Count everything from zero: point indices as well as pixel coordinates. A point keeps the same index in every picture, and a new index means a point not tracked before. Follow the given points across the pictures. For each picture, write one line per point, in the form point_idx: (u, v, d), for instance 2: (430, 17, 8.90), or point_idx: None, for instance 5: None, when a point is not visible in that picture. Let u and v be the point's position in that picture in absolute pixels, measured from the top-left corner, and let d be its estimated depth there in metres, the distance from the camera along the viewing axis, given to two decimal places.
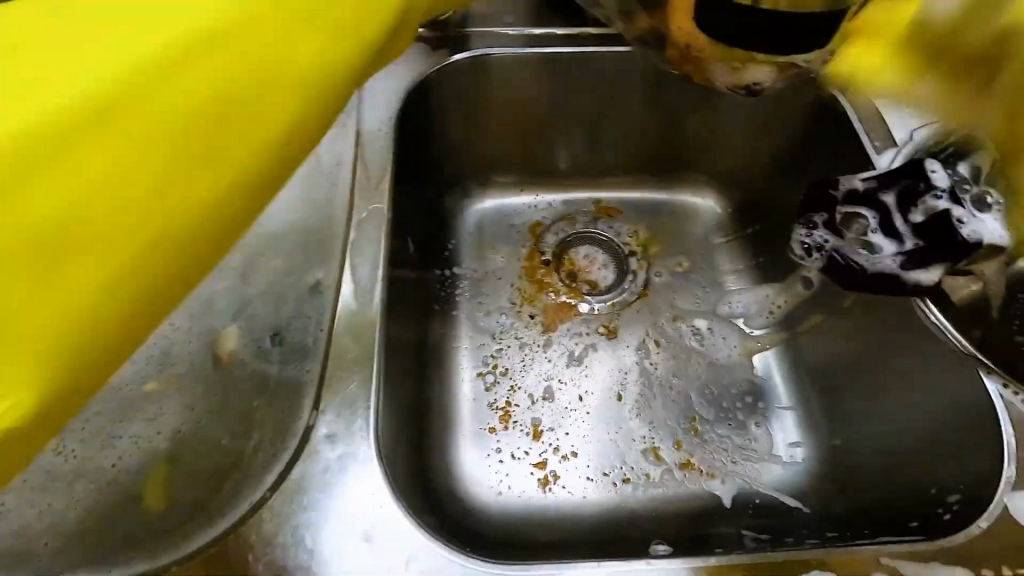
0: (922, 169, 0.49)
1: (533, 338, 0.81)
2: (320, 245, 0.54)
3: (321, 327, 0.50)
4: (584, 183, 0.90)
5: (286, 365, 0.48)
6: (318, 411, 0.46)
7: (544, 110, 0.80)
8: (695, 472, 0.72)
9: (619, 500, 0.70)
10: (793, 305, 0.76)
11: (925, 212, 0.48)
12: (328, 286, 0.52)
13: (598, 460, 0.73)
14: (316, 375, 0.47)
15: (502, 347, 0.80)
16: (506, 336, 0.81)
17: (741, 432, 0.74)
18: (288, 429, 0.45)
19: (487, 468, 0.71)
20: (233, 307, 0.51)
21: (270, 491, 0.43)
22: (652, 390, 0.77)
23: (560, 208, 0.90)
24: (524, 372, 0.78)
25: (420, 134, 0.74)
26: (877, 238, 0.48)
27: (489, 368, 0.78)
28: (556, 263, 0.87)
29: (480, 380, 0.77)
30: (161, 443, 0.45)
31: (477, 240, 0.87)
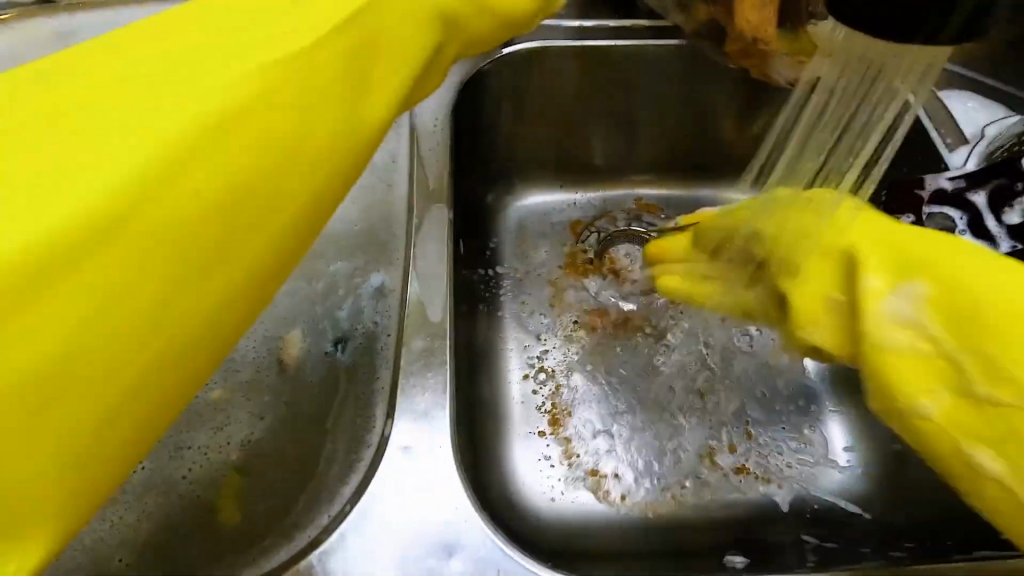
0: (1017, 170, 0.48)
1: (578, 340, 0.79)
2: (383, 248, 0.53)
3: (390, 332, 0.48)
4: (627, 180, 0.87)
5: (356, 372, 0.47)
6: (391, 421, 0.44)
7: (591, 106, 0.78)
8: (750, 477, 0.70)
9: (674, 506, 0.69)
10: None
11: (1020, 215, 0.46)
12: (394, 290, 0.50)
13: (651, 465, 0.71)
14: (387, 383, 0.46)
15: (547, 349, 0.78)
16: (551, 337, 0.79)
17: (796, 436, 0.72)
18: (362, 440, 0.44)
19: (539, 474, 0.70)
20: (297, 312, 0.50)
21: (348, 505, 0.41)
22: (704, 394, 0.75)
23: (602, 206, 0.88)
24: (572, 375, 0.77)
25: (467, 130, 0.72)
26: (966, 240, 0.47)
27: (535, 371, 0.76)
28: (599, 262, 0.85)
29: (527, 383, 0.75)
30: (232, 454, 0.43)
31: (518, 239, 0.85)
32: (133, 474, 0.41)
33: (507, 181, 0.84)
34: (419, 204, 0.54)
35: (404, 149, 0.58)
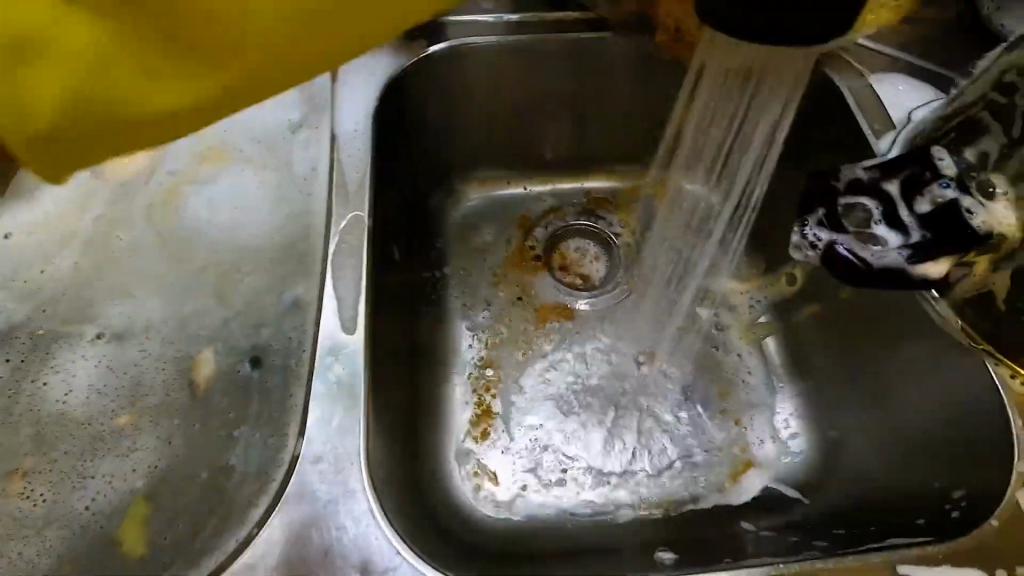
0: (929, 156, 0.48)
1: (526, 340, 0.79)
2: (300, 259, 0.52)
3: (304, 347, 0.47)
4: (574, 174, 0.86)
5: (269, 391, 0.46)
6: (302, 439, 0.43)
7: (528, 102, 0.77)
8: (696, 468, 0.70)
9: (619, 502, 0.69)
10: (791, 293, 0.74)
11: (931, 202, 0.46)
12: (310, 304, 0.49)
13: (597, 462, 0.71)
14: (300, 402, 0.45)
15: (493, 349, 0.77)
16: (497, 337, 0.78)
17: (742, 426, 0.72)
18: (274, 459, 0.43)
19: (483, 477, 0.70)
20: (208, 331, 0.48)
21: (256, 528, 0.40)
22: (651, 388, 0.75)
23: (548, 201, 0.87)
24: (519, 374, 0.76)
25: (397, 132, 0.70)
26: (881, 230, 0.47)
27: (480, 372, 0.76)
28: (545, 259, 0.84)
29: (472, 386, 0.75)
30: (137, 482, 0.42)
31: (463, 239, 0.84)
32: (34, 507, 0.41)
33: (449, 181, 0.83)
34: (336, 213, 0.53)
35: (325, 156, 0.57)
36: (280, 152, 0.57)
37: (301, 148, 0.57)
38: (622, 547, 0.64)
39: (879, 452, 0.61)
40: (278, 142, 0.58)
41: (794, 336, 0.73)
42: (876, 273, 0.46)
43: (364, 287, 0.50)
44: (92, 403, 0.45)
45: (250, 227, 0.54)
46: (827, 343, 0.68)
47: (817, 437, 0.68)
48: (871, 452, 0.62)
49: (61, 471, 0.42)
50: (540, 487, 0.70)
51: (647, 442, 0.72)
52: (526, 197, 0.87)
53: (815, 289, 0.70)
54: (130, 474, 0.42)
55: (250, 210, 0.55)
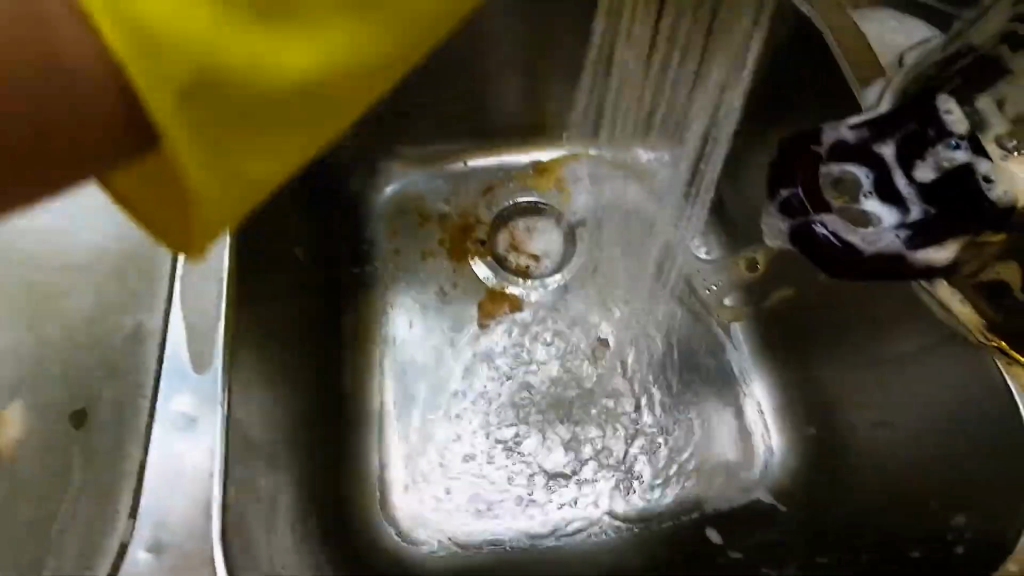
0: (931, 109, 0.37)
1: (467, 340, 0.68)
2: (141, 275, 0.40)
3: (143, 392, 0.36)
4: (520, 142, 0.73)
5: (94, 456, 0.35)
6: (136, 520, 0.33)
7: (454, 60, 0.64)
8: (660, 476, 0.62)
9: (572, 521, 0.61)
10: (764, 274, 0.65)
11: (935, 168, 0.36)
12: (152, 335, 0.38)
13: (548, 476, 0.63)
14: (134, 468, 0.35)
15: (429, 352, 0.67)
16: (433, 337, 0.68)
17: (712, 426, 0.63)
18: (96, 548, 0.33)
19: (419, 502, 0.61)
20: (16, 378, 0.37)
21: None
22: (610, 387, 0.66)
23: (490, 177, 0.74)
24: (461, 380, 0.66)
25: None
26: (871, 205, 0.36)
27: (413, 379, 0.66)
28: (488, 244, 0.73)
29: (404, 397, 0.65)
30: None
31: (393, 224, 0.72)
32: None
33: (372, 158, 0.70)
34: None
35: None
36: None
37: None
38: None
39: (862, 455, 0.53)
40: None
41: (766, 321, 0.65)
42: (865, 260, 0.37)
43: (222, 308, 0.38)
44: None
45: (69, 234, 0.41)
46: (802, 330, 0.60)
47: (793, 435, 0.61)
48: (852, 454, 0.54)
49: None
50: (490, 508, 0.61)
51: (609, 449, 0.63)
52: (466, 172, 0.74)
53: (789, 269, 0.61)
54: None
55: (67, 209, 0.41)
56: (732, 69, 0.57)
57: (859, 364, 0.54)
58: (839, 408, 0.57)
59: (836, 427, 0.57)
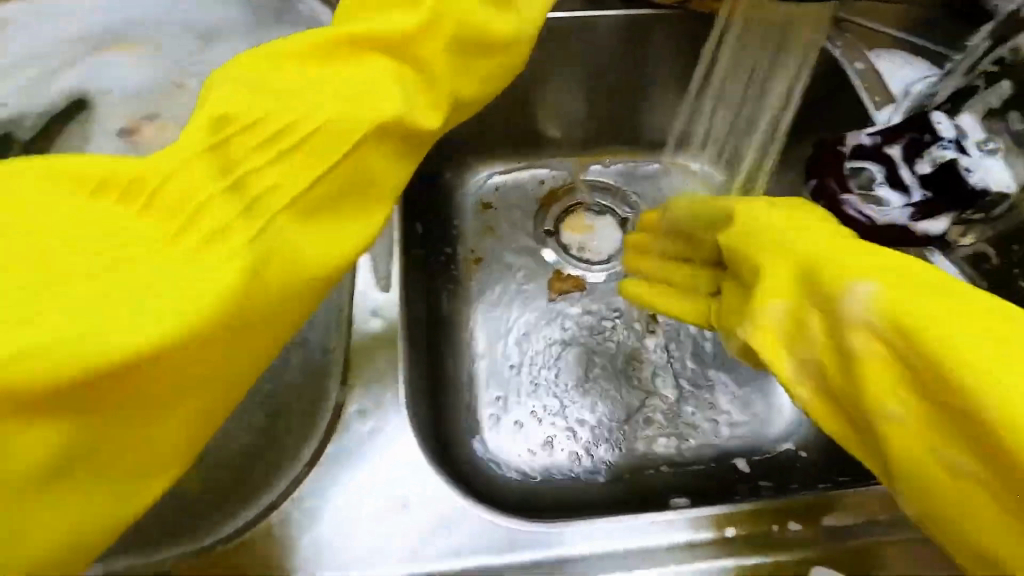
0: (928, 121, 0.50)
1: (541, 308, 0.81)
2: None
3: (341, 304, 0.49)
4: (584, 152, 0.88)
5: (307, 346, 0.48)
6: (346, 387, 0.46)
7: (543, 81, 0.78)
8: (705, 425, 0.74)
9: (633, 460, 0.72)
10: None
11: (932, 163, 0.49)
12: None
13: (611, 423, 0.74)
14: (340, 356, 0.47)
15: (510, 317, 0.80)
16: (513, 305, 0.81)
17: (748, 385, 0.76)
18: (318, 407, 0.46)
19: (501, 438, 0.73)
20: None
21: (307, 468, 0.43)
22: (662, 352, 0.78)
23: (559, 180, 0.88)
24: (535, 342, 0.79)
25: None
26: (883, 191, 0.50)
27: (496, 338, 0.79)
28: (557, 233, 0.86)
29: (488, 351, 0.78)
30: None
31: (478, 214, 0.86)
32: None
33: (463, 159, 0.85)
34: None
35: None
36: None
37: None
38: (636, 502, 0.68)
39: None
40: None
41: None
42: (881, 227, 0.49)
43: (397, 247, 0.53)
44: None
45: None
46: None
47: None
48: None
49: None
50: (565, 450, 0.72)
51: (664, 405, 0.75)
52: (538, 175, 0.88)
53: None
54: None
55: None
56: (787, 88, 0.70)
57: None
58: None
59: None
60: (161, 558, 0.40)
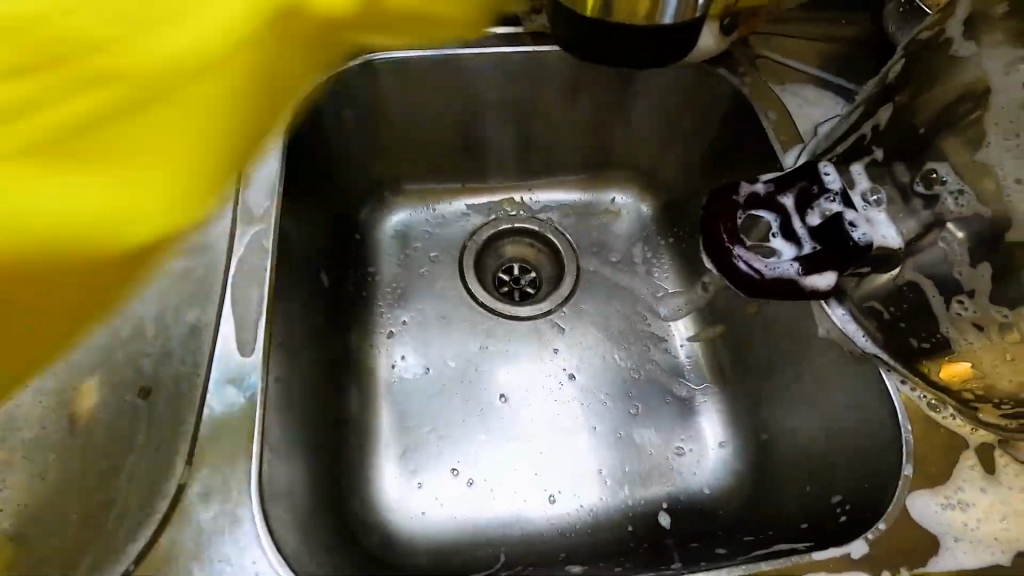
0: (815, 169, 0.48)
1: (461, 344, 0.76)
2: (198, 278, 0.50)
3: (198, 374, 0.45)
4: (523, 195, 0.87)
5: (159, 418, 0.44)
6: (191, 467, 0.41)
7: (469, 114, 0.77)
8: (631, 478, 0.69)
9: (549, 521, 0.67)
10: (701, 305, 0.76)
11: (821, 215, 0.47)
12: (208, 326, 0.48)
13: (530, 473, 0.69)
14: (189, 429, 0.43)
15: (429, 351, 0.75)
16: (438, 339, 0.76)
17: (682, 430, 0.71)
18: (158, 491, 0.41)
19: (408, 492, 0.67)
20: (96, 357, 0.47)
21: (134, 562, 0.38)
22: (589, 391, 0.73)
23: (482, 231, 0.85)
24: (478, 379, 0.74)
25: (320, 145, 0.71)
26: (777, 244, 0.48)
27: (412, 371, 0.74)
28: (478, 276, 0.83)
29: (405, 384, 0.73)
30: (7, 520, 0.40)
31: (405, 262, 0.81)
32: None
33: (392, 187, 0.82)
34: (240, 234, 0.52)
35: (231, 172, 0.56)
36: None
37: None
38: (548, 562, 0.64)
39: (800, 465, 0.59)
40: None
41: (717, 341, 0.73)
42: (770, 284, 0.47)
43: (268, 292, 0.49)
44: None
45: None
46: (726, 356, 0.71)
47: (737, 446, 0.68)
48: (795, 465, 0.60)
49: None
50: (464, 501, 0.67)
51: (593, 458, 0.70)
52: (458, 226, 0.85)
53: (724, 308, 0.71)
54: (151, 470, 0.42)
55: None
56: (701, 125, 0.74)
57: (794, 386, 0.61)
58: (786, 412, 0.62)
59: (786, 433, 0.62)
60: None
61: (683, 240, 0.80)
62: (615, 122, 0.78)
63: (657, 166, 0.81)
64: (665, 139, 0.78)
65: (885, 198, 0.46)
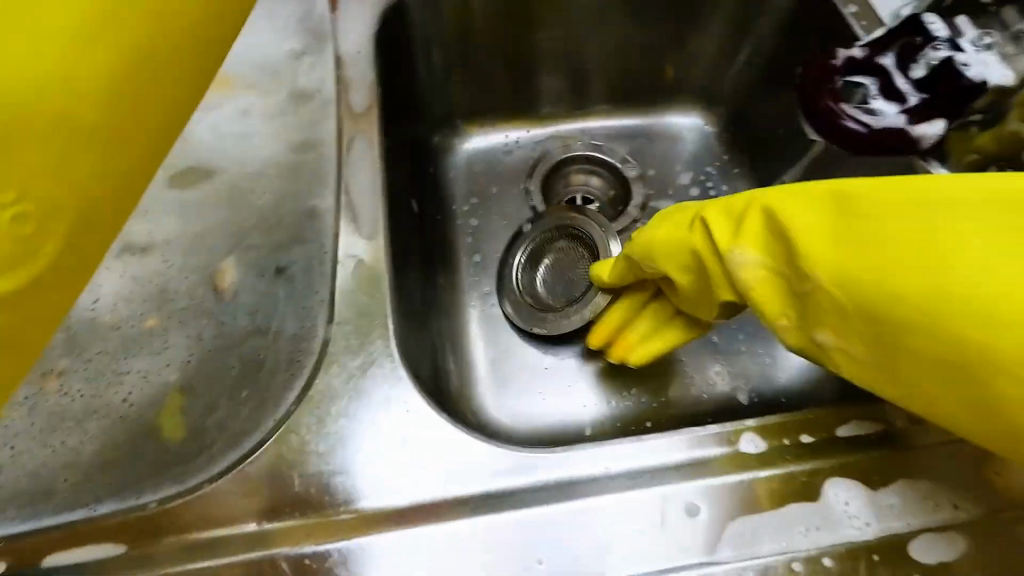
0: (919, 21, 0.49)
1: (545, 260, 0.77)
2: (312, 172, 0.53)
3: (325, 251, 0.48)
4: (588, 120, 0.87)
5: (295, 290, 0.47)
6: (333, 326, 0.44)
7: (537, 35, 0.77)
8: (714, 379, 0.73)
9: (642, 418, 0.70)
10: None
11: (927, 65, 0.48)
12: (328, 211, 0.50)
13: (618, 377, 0.72)
14: (325, 296, 0.46)
15: (512, 266, 0.76)
16: (520, 254, 0.77)
17: (758, 335, 0.75)
18: (306, 348, 0.44)
19: (504, 397, 0.70)
20: (226, 241, 0.49)
21: (292, 406, 0.41)
22: None
23: (550, 157, 0.86)
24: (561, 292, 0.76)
25: (405, 67, 0.71)
26: (879, 104, 0.50)
27: (498, 288, 0.76)
28: (549, 201, 0.85)
29: (492, 300, 0.76)
30: (172, 376, 0.43)
31: (477, 191, 0.84)
32: (61, 402, 0.42)
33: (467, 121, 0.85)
34: (347, 131, 0.54)
35: (330, 79, 0.58)
36: (283, 79, 0.58)
37: (306, 75, 0.59)
38: None
39: None
40: (281, 70, 0.59)
41: None
42: (879, 140, 0.48)
43: (381, 180, 0.52)
44: (119, 309, 0.45)
45: (257, 148, 0.55)
46: None
47: None
48: None
49: (94, 363, 0.43)
50: (558, 403, 0.70)
51: (678, 363, 0.74)
52: (525, 155, 0.87)
53: None
54: (297, 331, 0.45)
55: (258, 133, 0.55)
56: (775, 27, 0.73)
57: None
58: None
59: None
60: (143, 502, 0.38)
61: (753, 152, 0.81)
62: (683, 34, 0.78)
63: (725, 79, 0.81)
64: (735, 48, 0.77)
65: (997, 37, 0.47)
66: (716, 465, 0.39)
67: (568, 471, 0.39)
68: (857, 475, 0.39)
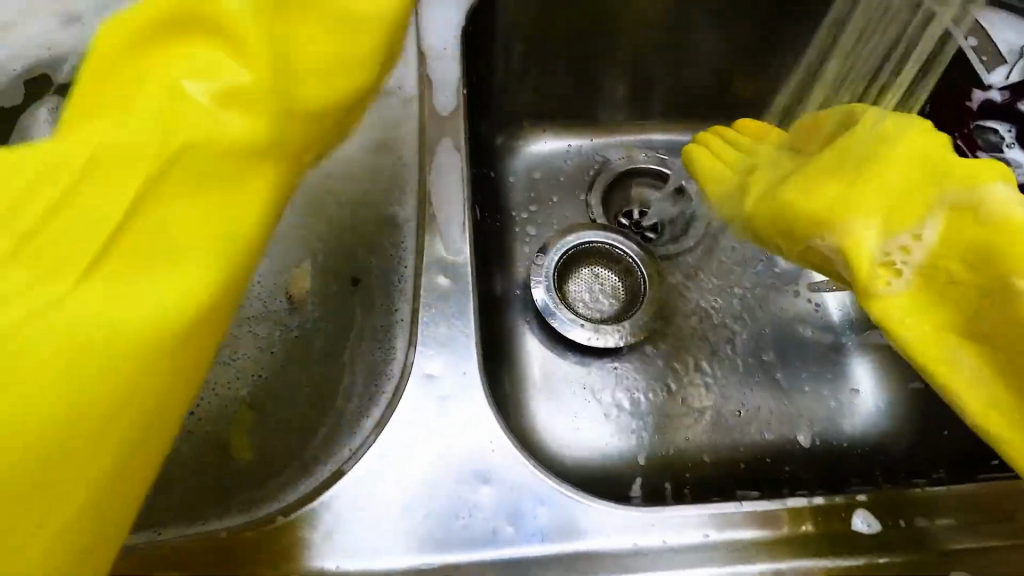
0: None
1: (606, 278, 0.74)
2: (391, 176, 0.50)
3: (405, 266, 0.45)
4: (657, 132, 0.83)
5: (372, 305, 0.44)
6: (415, 349, 0.41)
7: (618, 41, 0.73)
8: (776, 419, 0.69)
9: (696, 454, 0.67)
10: None
11: None
12: (409, 221, 0.47)
13: (673, 408, 0.69)
14: (406, 315, 0.43)
15: (572, 282, 0.73)
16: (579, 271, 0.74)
17: (822, 376, 0.71)
18: (383, 371, 0.41)
19: (557, 418, 0.67)
20: (301, 245, 0.46)
21: (371, 435, 0.38)
22: (731, 333, 0.74)
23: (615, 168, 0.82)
24: (623, 313, 0.72)
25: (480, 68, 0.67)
26: (1011, 153, 0.50)
27: (558, 301, 0.71)
28: (611, 214, 0.81)
29: (551, 314, 0.71)
30: (243, 390, 0.41)
31: (537, 198, 0.80)
32: None
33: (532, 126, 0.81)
34: (430, 134, 0.51)
35: (411, 76, 0.54)
36: None
37: None
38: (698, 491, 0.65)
39: None
40: None
41: None
42: None
43: (466, 189, 0.48)
44: None
45: None
46: None
47: None
48: None
49: None
50: (611, 429, 0.68)
51: (738, 397, 0.70)
52: (588, 163, 0.82)
53: None
54: (375, 352, 0.42)
55: None
56: None
57: None
58: None
59: None
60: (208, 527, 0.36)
61: None
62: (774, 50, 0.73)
63: None
64: None
65: None
66: (827, 545, 0.37)
67: (662, 535, 0.37)
68: (976, 568, 0.37)
